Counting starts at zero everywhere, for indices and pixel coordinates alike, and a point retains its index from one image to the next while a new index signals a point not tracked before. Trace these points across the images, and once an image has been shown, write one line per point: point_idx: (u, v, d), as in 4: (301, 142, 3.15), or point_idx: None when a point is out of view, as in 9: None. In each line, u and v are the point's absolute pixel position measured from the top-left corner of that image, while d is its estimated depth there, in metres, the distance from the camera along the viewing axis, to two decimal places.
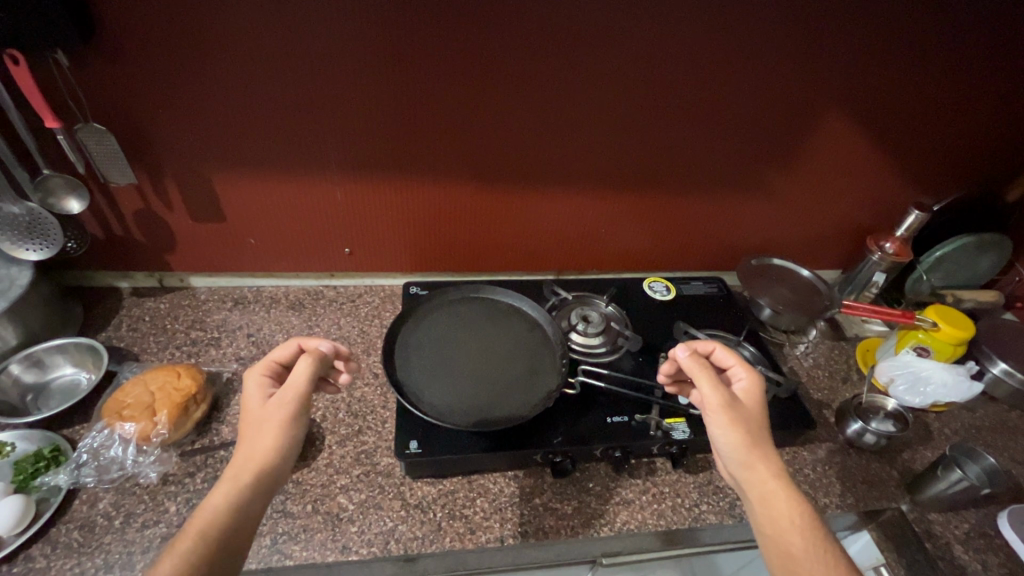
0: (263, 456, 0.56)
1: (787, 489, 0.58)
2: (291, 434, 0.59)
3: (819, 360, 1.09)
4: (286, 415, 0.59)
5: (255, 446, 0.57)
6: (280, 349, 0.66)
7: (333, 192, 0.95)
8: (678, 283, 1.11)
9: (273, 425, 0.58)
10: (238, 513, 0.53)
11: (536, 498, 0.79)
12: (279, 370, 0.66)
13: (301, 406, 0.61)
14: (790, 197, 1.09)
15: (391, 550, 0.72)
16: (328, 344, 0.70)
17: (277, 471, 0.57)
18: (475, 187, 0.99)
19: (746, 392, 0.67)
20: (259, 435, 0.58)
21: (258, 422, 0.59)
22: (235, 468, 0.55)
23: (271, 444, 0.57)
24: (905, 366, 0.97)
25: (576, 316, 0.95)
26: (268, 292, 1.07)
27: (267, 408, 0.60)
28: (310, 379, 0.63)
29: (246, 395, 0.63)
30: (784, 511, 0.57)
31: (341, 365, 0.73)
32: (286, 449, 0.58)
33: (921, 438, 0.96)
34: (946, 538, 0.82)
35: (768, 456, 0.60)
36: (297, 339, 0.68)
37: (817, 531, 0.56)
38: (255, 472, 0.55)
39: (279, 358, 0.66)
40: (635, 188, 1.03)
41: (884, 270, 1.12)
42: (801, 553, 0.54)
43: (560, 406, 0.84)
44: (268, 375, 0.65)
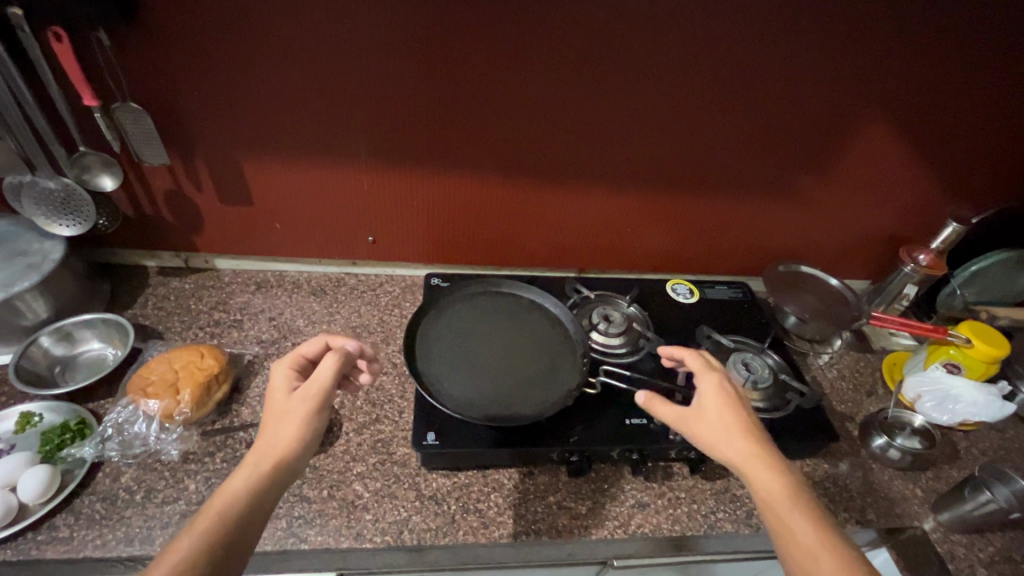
0: (284, 446, 0.57)
1: (782, 479, 0.57)
2: (311, 428, 0.60)
3: (844, 372, 1.06)
4: (308, 409, 0.60)
5: (276, 436, 0.58)
6: (309, 344, 0.68)
7: (359, 179, 0.95)
8: (702, 286, 1.09)
9: (296, 416, 0.59)
10: (255, 500, 0.53)
11: (550, 497, 0.79)
12: (306, 364, 0.67)
13: (323, 400, 0.61)
14: (823, 204, 1.07)
15: (405, 540, 0.72)
16: (355, 344, 0.71)
17: (296, 462, 0.58)
18: (502, 180, 0.98)
19: (715, 389, 0.65)
20: (280, 426, 0.59)
21: (281, 412, 0.60)
22: (255, 456, 0.56)
23: (292, 435, 0.58)
24: (935, 383, 0.94)
25: (598, 315, 0.94)
26: (290, 276, 1.08)
27: (291, 400, 0.61)
28: (335, 374, 0.63)
29: (271, 386, 0.63)
30: (783, 502, 0.55)
31: (363, 366, 0.73)
32: (306, 442, 0.59)
33: (947, 457, 0.93)
34: (970, 561, 0.80)
35: (757, 450, 0.59)
36: (325, 334, 0.69)
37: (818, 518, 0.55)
38: (274, 461, 0.56)
39: (308, 352, 0.67)
40: (664, 188, 1.02)
41: (916, 283, 1.09)
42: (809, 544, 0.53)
43: (578, 405, 0.83)
44: (295, 367, 0.66)
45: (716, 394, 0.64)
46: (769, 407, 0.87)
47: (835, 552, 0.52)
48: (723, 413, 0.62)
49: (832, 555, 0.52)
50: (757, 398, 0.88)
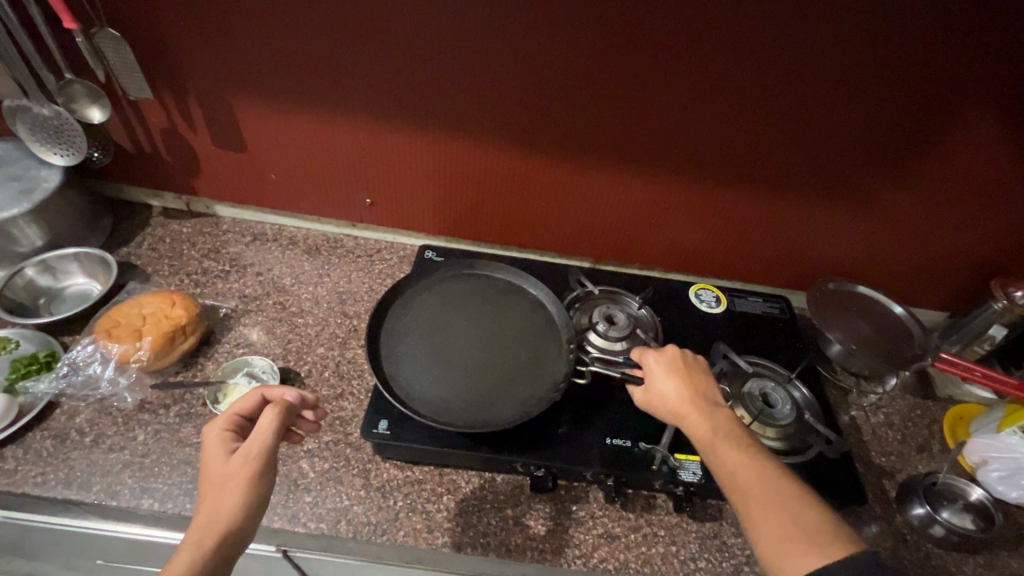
0: (228, 518, 0.49)
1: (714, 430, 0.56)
2: (259, 492, 0.51)
3: (892, 418, 0.89)
4: (251, 474, 0.51)
5: (217, 507, 0.50)
6: (241, 400, 0.58)
7: (356, 135, 0.87)
8: (732, 295, 0.94)
9: (239, 484, 0.51)
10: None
11: (507, 510, 0.71)
12: (242, 424, 0.58)
13: (268, 462, 0.53)
14: (897, 215, 0.88)
15: (339, 531, 0.67)
16: (296, 392, 0.61)
17: (246, 534, 0.50)
18: (510, 150, 0.87)
19: (658, 360, 0.65)
20: (219, 497, 0.50)
21: (220, 482, 0.51)
22: (195, 532, 0.48)
23: (238, 504, 0.50)
24: (1007, 450, 0.77)
25: (599, 314, 0.83)
26: (288, 232, 1.03)
27: (229, 466, 0.52)
28: (276, 431, 0.55)
29: (204, 454, 0.54)
30: (716, 448, 0.55)
31: (307, 416, 0.63)
32: (256, 509, 0.51)
33: (1007, 542, 0.76)
34: None
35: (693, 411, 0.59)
36: (259, 388, 0.59)
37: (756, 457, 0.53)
38: (219, 534, 0.48)
39: (242, 410, 0.58)
40: (698, 177, 0.87)
41: (1007, 325, 0.88)
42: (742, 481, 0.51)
43: (555, 413, 0.74)
44: (230, 429, 0.56)
45: (655, 366, 0.65)
46: (782, 449, 0.73)
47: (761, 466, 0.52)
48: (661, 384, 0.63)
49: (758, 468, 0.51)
50: (772, 436, 0.74)
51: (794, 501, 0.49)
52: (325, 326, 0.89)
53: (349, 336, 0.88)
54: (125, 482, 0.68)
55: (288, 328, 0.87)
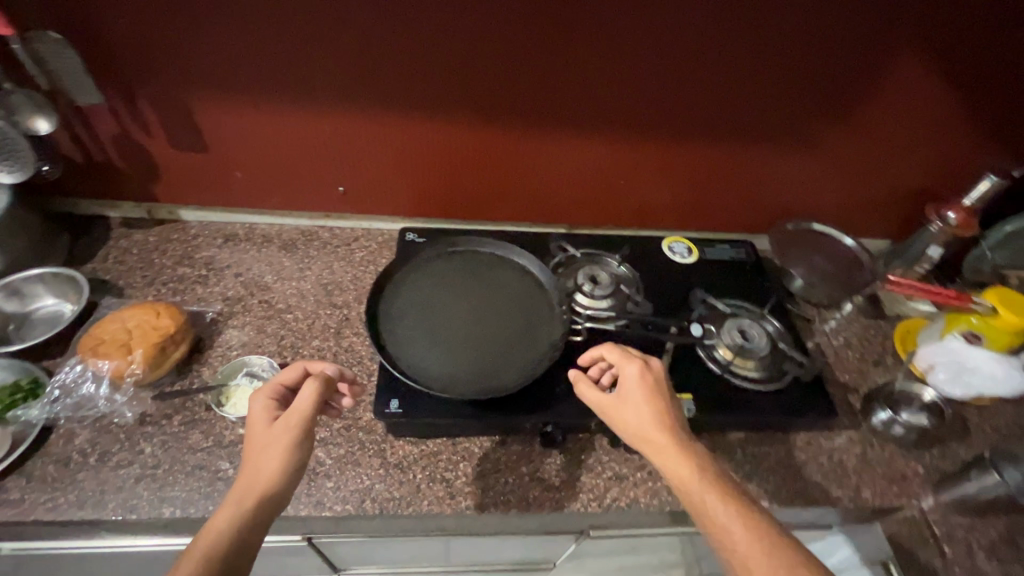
0: (269, 476, 0.57)
1: (699, 469, 0.57)
2: (296, 456, 0.59)
3: (851, 339, 0.98)
4: (291, 439, 0.60)
5: (262, 468, 0.58)
6: (286, 372, 0.67)
7: (322, 124, 0.86)
8: (701, 245, 1.00)
9: (279, 446, 0.59)
10: (245, 532, 0.54)
11: (522, 467, 0.75)
12: (285, 393, 0.67)
13: (306, 430, 0.61)
14: (842, 154, 0.95)
15: (365, 509, 0.70)
16: (334, 367, 0.69)
17: (282, 497, 0.57)
18: (479, 126, 0.88)
19: (639, 378, 0.64)
20: (264, 458, 0.58)
21: (265, 443, 0.60)
22: (242, 487, 0.57)
23: (277, 464, 0.58)
24: (951, 353, 0.88)
25: (583, 276, 0.86)
26: (260, 229, 1.01)
27: (274, 430, 0.61)
28: (315, 402, 0.63)
29: (252, 417, 0.63)
30: (701, 492, 0.56)
31: (344, 389, 0.71)
32: (293, 471, 0.59)
33: (955, 434, 0.87)
34: (968, 543, 0.75)
35: (675, 443, 0.59)
36: (302, 361, 0.68)
37: (740, 504, 0.55)
38: (259, 491, 0.56)
39: (287, 380, 0.67)
40: (660, 136, 0.91)
41: (941, 245, 0.98)
42: (731, 535, 0.53)
43: (555, 372, 0.78)
44: (274, 397, 0.65)
45: (639, 388, 0.63)
46: (763, 379, 0.80)
47: (747, 519, 0.54)
48: (642, 407, 0.62)
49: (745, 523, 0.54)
50: (751, 367, 0.81)
51: (782, 558, 0.52)
52: (316, 318, 0.89)
53: (341, 326, 0.88)
54: (141, 494, 0.67)
55: (278, 325, 0.87)
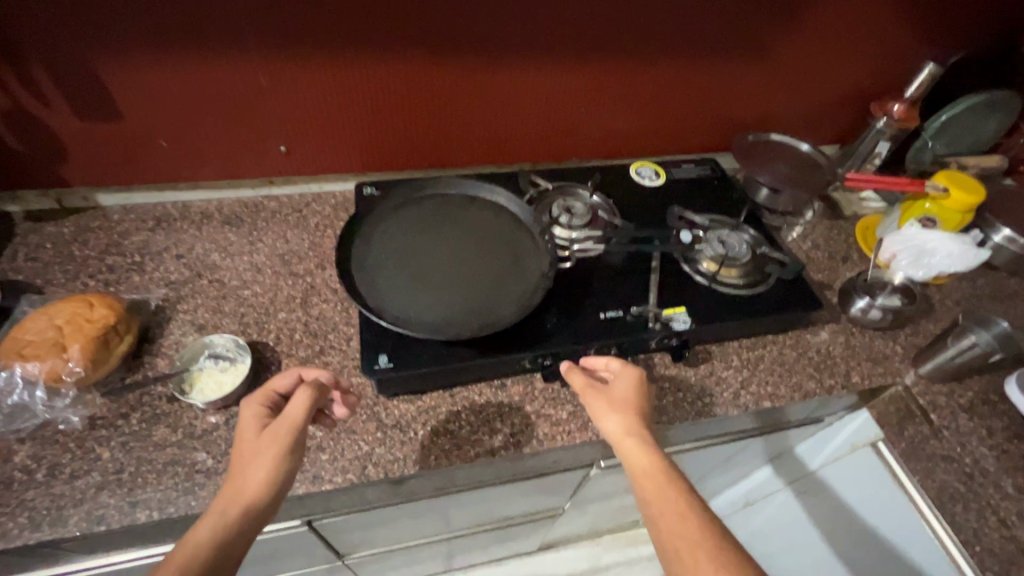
0: (256, 489, 0.51)
1: (665, 469, 0.55)
2: (284, 467, 0.53)
3: (819, 242, 1.01)
4: (278, 448, 0.53)
5: (248, 479, 0.52)
6: (279, 377, 0.61)
7: (252, 75, 0.76)
8: (668, 166, 0.99)
9: (268, 455, 0.53)
10: (222, 551, 0.47)
11: (527, 407, 0.72)
12: (278, 401, 0.61)
13: (295, 440, 0.55)
14: (795, 58, 0.95)
15: (369, 475, 0.64)
16: (329, 373, 0.63)
17: (266, 512, 0.51)
18: (428, 63, 0.81)
19: (629, 377, 0.64)
20: (249, 469, 0.52)
21: (252, 453, 0.54)
22: (225, 500, 0.50)
23: (265, 476, 0.52)
24: (911, 239, 0.91)
25: (559, 208, 0.84)
26: (196, 207, 0.91)
27: (261, 439, 0.54)
28: (309, 411, 0.57)
29: (241, 427, 0.57)
30: (662, 497, 0.53)
31: (338, 398, 0.66)
32: (279, 484, 0.52)
33: (923, 313, 0.91)
34: (951, 407, 0.80)
35: (650, 447, 0.57)
36: (299, 366, 0.62)
37: (703, 518, 0.51)
38: (243, 507, 0.50)
39: (280, 387, 0.61)
40: (618, 57, 0.87)
41: (889, 139, 1.01)
42: (685, 545, 0.49)
43: (546, 304, 0.74)
44: (266, 404, 0.59)
45: (628, 385, 0.63)
46: (749, 284, 0.81)
47: (697, 521, 0.51)
48: (624, 408, 0.61)
49: (694, 523, 0.51)
50: (736, 275, 0.81)
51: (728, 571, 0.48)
52: (277, 290, 0.81)
53: (307, 294, 0.81)
54: (107, 503, 0.59)
55: (235, 303, 0.78)
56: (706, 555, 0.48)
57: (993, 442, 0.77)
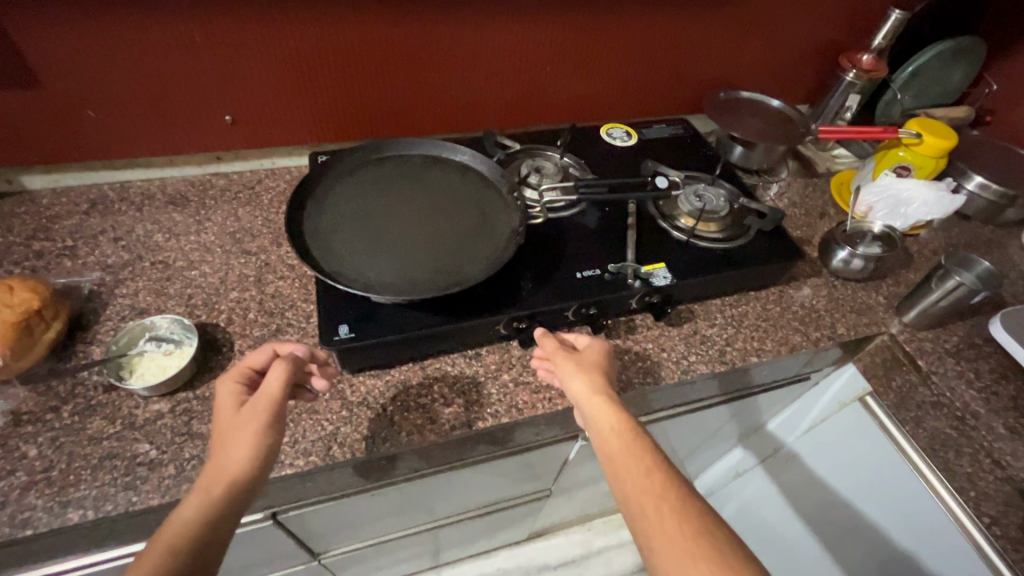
0: (238, 466, 0.46)
1: (631, 427, 0.52)
2: (268, 441, 0.49)
3: (795, 199, 0.99)
4: (260, 422, 0.49)
5: (228, 456, 0.47)
6: (253, 354, 0.56)
7: (188, 33, 0.70)
8: (639, 127, 0.95)
9: (247, 430, 0.48)
10: (209, 531, 0.43)
11: (504, 375, 0.67)
12: (254, 378, 0.56)
13: (276, 413, 0.50)
14: (763, 9, 0.92)
15: (335, 456, 0.59)
16: (305, 346, 0.58)
17: (253, 489, 0.47)
18: (382, 19, 0.76)
19: (595, 346, 0.62)
20: (230, 445, 0.48)
21: (230, 430, 0.49)
22: (205, 480, 0.46)
23: (246, 452, 0.47)
24: (887, 190, 0.90)
25: (527, 167, 0.80)
26: (136, 187, 0.84)
27: (239, 415, 0.50)
28: (286, 384, 0.52)
29: (216, 407, 0.52)
30: (628, 453, 0.50)
31: (316, 371, 0.59)
32: (265, 459, 0.48)
33: (903, 263, 0.90)
34: (938, 352, 0.78)
35: (616, 406, 0.54)
36: (272, 341, 0.57)
37: (668, 472, 0.49)
38: (226, 485, 0.45)
39: (255, 364, 0.56)
40: (583, 10, 0.83)
41: (859, 92, 1.00)
42: (650, 500, 0.47)
43: (519, 265, 0.70)
44: (242, 382, 0.54)
45: (595, 353, 0.61)
46: (729, 236, 0.78)
47: (661, 476, 0.48)
48: (591, 370, 0.58)
49: (659, 478, 0.48)
50: (714, 228, 0.78)
51: (694, 523, 0.45)
52: (228, 269, 0.75)
53: (261, 272, 0.75)
54: (33, 505, 0.52)
55: (181, 284, 0.72)
56: (671, 510, 0.46)
57: (981, 385, 0.75)
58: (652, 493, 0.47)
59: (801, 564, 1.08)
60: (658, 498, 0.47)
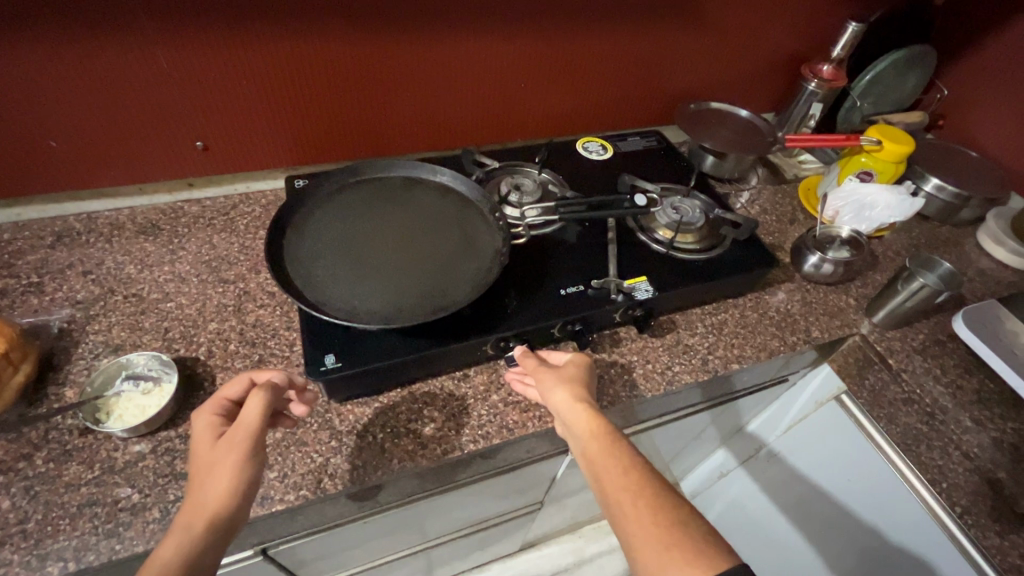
0: (218, 500, 0.45)
1: (609, 432, 0.53)
2: (248, 474, 0.47)
3: (766, 206, 1.02)
4: (238, 454, 0.48)
5: (207, 491, 0.46)
6: (230, 384, 0.54)
7: (153, 58, 0.68)
8: (614, 140, 0.97)
9: (226, 464, 0.47)
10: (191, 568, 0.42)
11: (494, 396, 0.67)
12: (231, 409, 0.54)
13: (257, 444, 0.49)
14: (728, 24, 0.96)
15: (326, 488, 0.58)
16: (283, 373, 0.57)
17: (234, 524, 0.46)
18: (354, 40, 0.76)
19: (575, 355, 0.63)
20: (208, 480, 0.46)
21: (208, 465, 0.48)
22: (185, 516, 0.45)
23: (226, 486, 0.46)
24: (851, 194, 0.94)
25: (507, 186, 0.81)
26: (104, 218, 0.81)
27: (217, 449, 0.48)
28: (265, 415, 0.50)
29: (193, 441, 0.50)
30: (606, 454, 0.51)
31: (294, 398, 0.59)
32: (245, 492, 0.47)
33: (870, 264, 0.94)
34: (906, 351, 0.82)
35: (593, 410, 0.56)
36: (248, 371, 0.55)
37: (644, 471, 0.50)
38: (207, 519, 0.44)
39: (231, 395, 0.54)
40: (555, 30, 0.85)
41: (822, 101, 1.04)
42: (626, 495, 0.48)
43: (504, 284, 0.70)
44: (218, 414, 0.53)
45: (574, 361, 0.62)
46: (705, 247, 0.80)
47: (637, 475, 0.50)
48: (570, 381, 0.59)
49: (636, 478, 0.49)
50: (691, 240, 0.80)
51: (672, 520, 0.46)
52: (205, 299, 0.73)
53: (241, 301, 0.73)
54: (7, 560, 0.50)
55: (157, 317, 0.70)
56: (646, 503, 0.47)
57: (947, 380, 0.79)
58: (629, 494, 0.48)
59: (785, 559, 1.11)
60: (634, 498, 0.48)
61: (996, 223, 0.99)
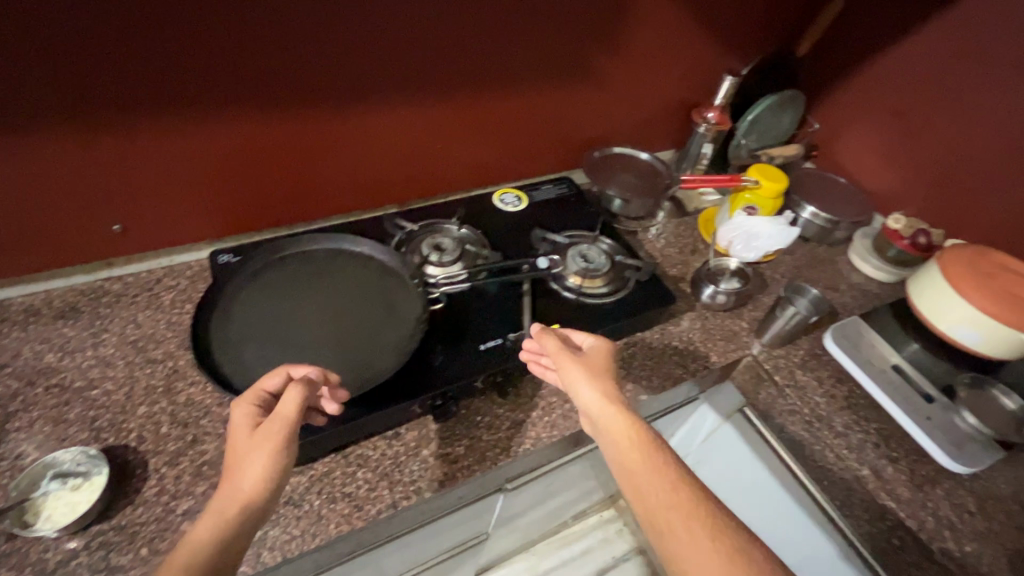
0: (250, 489, 0.50)
1: (648, 437, 0.59)
2: (281, 466, 0.51)
3: (670, 239, 1.13)
4: (276, 447, 0.52)
5: (241, 479, 0.50)
6: (269, 375, 0.57)
7: (65, 156, 0.70)
8: (528, 191, 1.05)
9: (260, 454, 0.51)
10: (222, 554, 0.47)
11: (424, 450, 0.73)
12: (269, 399, 0.58)
13: (290, 435, 0.53)
14: (621, 82, 1.06)
15: (265, 561, 0.61)
16: (318, 368, 0.60)
17: (262, 511, 0.50)
18: (268, 124, 0.80)
19: (601, 349, 0.69)
20: (244, 470, 0.51)
21: (244, 453, 0.52)
22: (221, 500, 0.49)
23: (259, 475, 0.50)
24: (739, 227, 1.05)
25: (428, 248, 0.86)
26: (18, 304, 0.80)
27: (255, 438, 0.53)
28: (300, 408, 0.54)
29: (233, 429, 0.54)
30: (649, 467, 0.56)
31: (326, 394, 0.63)
32: (275, 485, 0.51)
33: (759, 288, 1.06)
34: (789, 366, 0.94)
35: (626, 412, 0.61)
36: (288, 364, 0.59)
37: (692, 488, 0.55)
38: (240, 505, 0.49)
39: (270, 386, 0.57)
40: (463, 100, 0.92)
41: (711, 142, 1.16)
42: (677, 516, 0.53)
43: (427, 345, 0.76)
44: (258, 404, 0.56)
45: (601, 357, 0.68)
46: (612, 290, 0.89)
47: (683, 492, 0.54)
48: (597, 376, 0.65)
49: (681, 495, 0.54)
50: (599, 284, 0.88)
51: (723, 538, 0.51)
52: (133, 382, 0.74)
53: (170, 381, 0.75)
54: None
55: (83, 407, 0.70)
56: (699, 526, 0.52)
57: (823, 390, 0.91)
58: (678, 510, 0.53)
59: None
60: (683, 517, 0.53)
61: (862, 242, 1.15)
